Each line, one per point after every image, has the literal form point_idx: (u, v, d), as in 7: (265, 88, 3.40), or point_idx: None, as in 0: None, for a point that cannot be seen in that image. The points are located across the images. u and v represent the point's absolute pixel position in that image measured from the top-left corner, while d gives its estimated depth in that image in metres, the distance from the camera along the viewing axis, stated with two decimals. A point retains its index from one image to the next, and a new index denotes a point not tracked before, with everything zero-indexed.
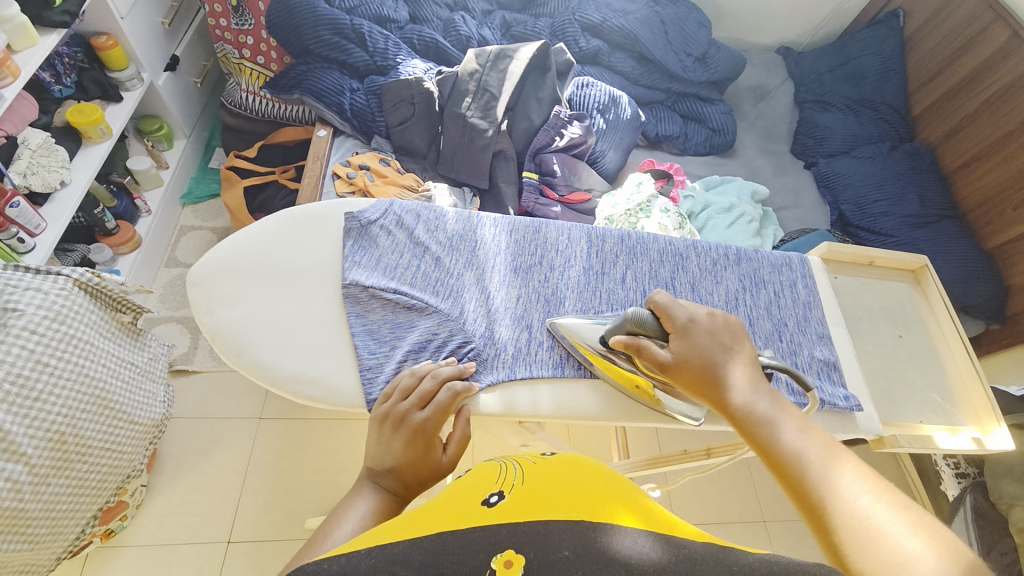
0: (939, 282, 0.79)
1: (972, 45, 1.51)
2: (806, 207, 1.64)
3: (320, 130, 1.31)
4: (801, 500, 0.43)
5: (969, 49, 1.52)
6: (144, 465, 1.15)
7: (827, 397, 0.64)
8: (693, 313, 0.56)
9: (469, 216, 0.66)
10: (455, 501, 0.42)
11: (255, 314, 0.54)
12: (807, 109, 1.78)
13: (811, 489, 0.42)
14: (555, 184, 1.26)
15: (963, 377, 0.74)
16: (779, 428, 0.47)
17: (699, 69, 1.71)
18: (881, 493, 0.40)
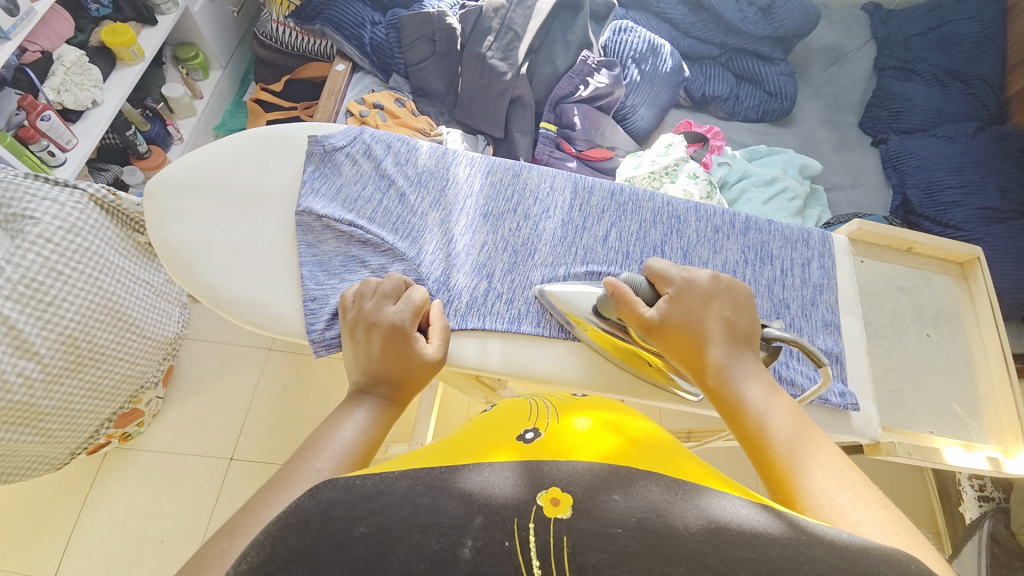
0: (989, 278, 0.68)
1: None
2: (864, 189, 1.46)
3: (339, 64, 1.27)
4: (770, 487, 0.36)
5: None
6: (158, 378, 1.22)
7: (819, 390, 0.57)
8: (691, 276, 0.50)
9: (444, 153, 0.61)
10: (488, 433, 0.40)
11: (205, 233, 0.53)
12: (885, 77, 1.55)
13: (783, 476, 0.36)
14: (573, 138, 1.17)
15: (996, 390, 0.64)
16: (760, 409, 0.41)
17: (763, 21, 1.51)
18: (861, 492, 0.33)
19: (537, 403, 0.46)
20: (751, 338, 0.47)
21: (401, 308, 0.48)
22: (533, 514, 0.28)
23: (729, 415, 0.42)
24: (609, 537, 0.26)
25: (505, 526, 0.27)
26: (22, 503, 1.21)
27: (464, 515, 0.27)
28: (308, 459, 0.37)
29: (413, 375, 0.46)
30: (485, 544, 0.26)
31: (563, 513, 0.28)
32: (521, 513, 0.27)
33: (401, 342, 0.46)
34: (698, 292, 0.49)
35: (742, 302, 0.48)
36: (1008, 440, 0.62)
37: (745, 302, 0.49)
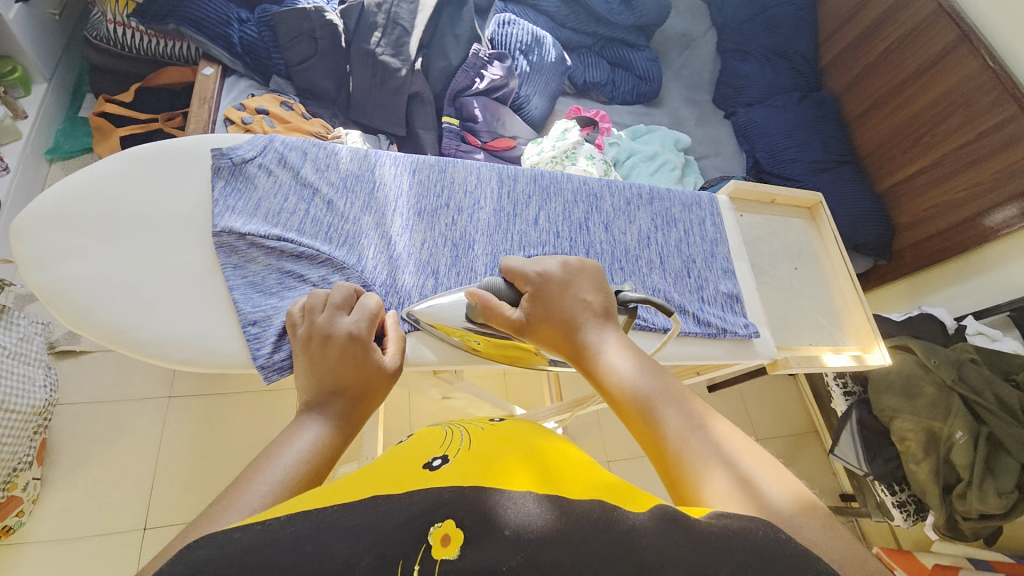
0: (830, 216, 0.85)
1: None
2: (725, 155, 1.71)
3: (205, 68, 1.14)
4: (650, 454, 0.39)
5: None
6: (34, 456, 1.00)
7: (728, 326, 0.68)
8: (544, 264, 0.52)
9: (365, 154, 0.60)
10: (395, 465, 0.40)
11: (96, 271, 0.47)
12: (728, 58, 1.81)
13: (662, 445, 0.38)
14: (477, 130, 1.19)
15: (847, 299, 0.81)
16: (627, 376, 0.43)
17: (626, 12, 1.65)
18: (743, 445, 0.36)
19: (452, 430, 0.48)
20: (609, 310, 0.50)
21: (358, 318, 0.47)
22: (421, 554, 0.28)
23: (603, 391, 0.44)
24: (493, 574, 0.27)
25: (390, 568, 0.27)
26: None
27: (352, 557, 0.27)
28: (240, 493, 0.32)
29: (371, 387, 0.44)
30: None
31: (450, 554, 0.29)
32: (407, 552, 0.28)
33: (359, 350, 0.44)
34: (553, 280, 0.50)
35: (596, 279, 0.52)
36: (865, 339, 0.78)
37: (598, 278, 0.52)
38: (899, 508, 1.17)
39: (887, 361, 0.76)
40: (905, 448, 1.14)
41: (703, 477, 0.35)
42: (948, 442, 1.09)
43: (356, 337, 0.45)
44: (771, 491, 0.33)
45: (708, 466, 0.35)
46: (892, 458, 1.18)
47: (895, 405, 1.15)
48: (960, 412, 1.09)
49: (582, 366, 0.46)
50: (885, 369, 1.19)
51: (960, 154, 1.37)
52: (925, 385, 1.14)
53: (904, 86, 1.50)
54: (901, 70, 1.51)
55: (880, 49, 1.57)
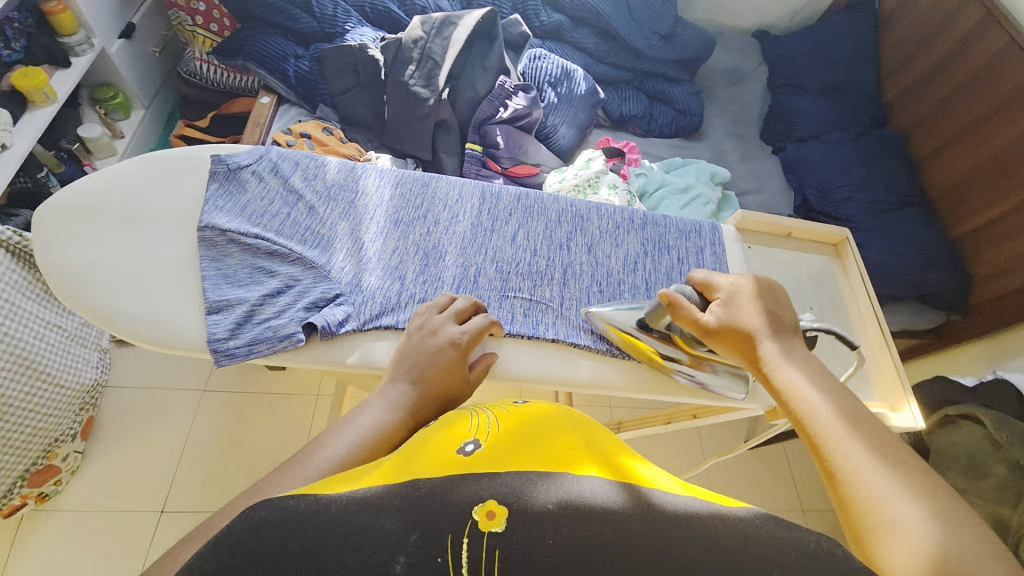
0: (857, 254, 0.77)
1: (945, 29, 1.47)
2: (770, 192, 1.62)
3: (264, 97, 1.29)
4: (820, 460, 0.46)
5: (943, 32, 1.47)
6: (76, 431, 1.11)
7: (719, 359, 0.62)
8: (738, 280, 0.57)
9: (353, 167, 0.64)
10: (429, 446, 0.41)
11: (90, 254, 0.52)
12: (779, 94, 1.74)
13: (839, 458, 0.44)
14: (499, 157, 1.22)
15: (874, 350, 0.72)
16: (811, 393, 0.49)
17: (666, 48, 1.66)
18: (917, 479, 0.41)
19: (477, 412, 0.47)
20: (796, 330, 0.55)
21: (458, 320, 0.53)
22: (469, 527, 0.32)
23: (782, 398, 0.50)
24: (539, 546, 0.31)
25: (439, 542, 0.31)
26: None
27: (400, 532, 0.31)
28: (297, 471, 0.38)
29: (453, 388, 0.49)
30: (418, 560, 0.30)
31: (499, 525, 0.32)
32: (455, 528, 0.31)
33: (449, 354, 0.50)
34: (749, 294, 0.56)
35: (784, 299, 0.56)
36: (893, 397, 0.68)
37: (785, 299, 0.57)
38: None
39: (919, 426, 0.65)
40: None
41: (873, 493, 0.41)
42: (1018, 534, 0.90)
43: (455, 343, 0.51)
44: (901, 516, 0.39)
45: (877, 487, 0.41)
46: None
47: (959, 484, 1.00)
48: None
49: (763, 374, 0.53)
50: (946, 443, 1.04)
51: None
52: (995, 464, 0.97)
53: (979, 124, 1.37)
54: (977, 106, 1.38)
55: (951, 85, 1.45)
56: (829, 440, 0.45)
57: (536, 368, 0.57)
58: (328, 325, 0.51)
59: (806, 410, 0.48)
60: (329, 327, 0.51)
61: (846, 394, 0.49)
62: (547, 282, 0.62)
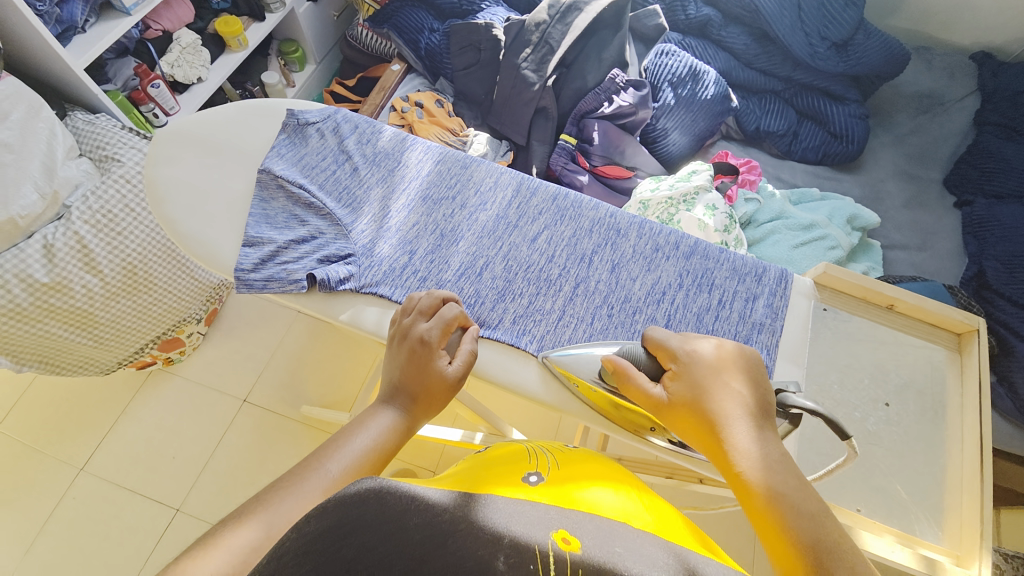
0: (986, 355, 0.58)
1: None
2: (934, 253, 1.29)
3: (396, 64, 1.40)
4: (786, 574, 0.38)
5: None
6: (201, 317, 1.37)
7: None
8: (697, 346, 0.51)
9: (403, 138, 0.67)
10: (500, 470, 0.51)
11: (175, 175, 0.62)
12: (986, 133, 1.36)
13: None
14: (590, 152, 1.18)
15: (964, 482, 0.56)
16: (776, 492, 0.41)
17: (835, 58, 1.40)
18: None
19: (535, 448, 0.58)
20: (770, 413, 0.47)
21: (432, 325, 0.53)
22: (551, 553, 0.32)
23: (746, 502, 0.42)
24: None
25: (530, 553, 0.31)
26: (68, 396, 1.39)
27: (496, 534, 0.32)
28: (321, 461, 0.44)
29: (429, 387, 0.51)
30: (517, 563, 0.30)
31: (574, 549, 0.32)
32: (544, 547, 0.32)
33: (422, 352, 0.51)
34: (705, 367, 0.49)
35: (758, 375, 0.49)
36: (964, 548, 0.53)
37: (758, 374, 0.49)
38: None
39: None
40: None
41: None
42: None
43: (423, 342, 0.52)
44: None
45: None
46: None
47: None
48: None
49: (719, 464, 0.45)
50: None
51: None
52: None
53: None
54: None
55: None
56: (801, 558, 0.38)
57: (505, 376, 0.56)
58: (327, 280, 0.55)
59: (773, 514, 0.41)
60: (328, 282, 0.55)
61: (818, 499, 0.41)
62: (554, 292, 0.59)
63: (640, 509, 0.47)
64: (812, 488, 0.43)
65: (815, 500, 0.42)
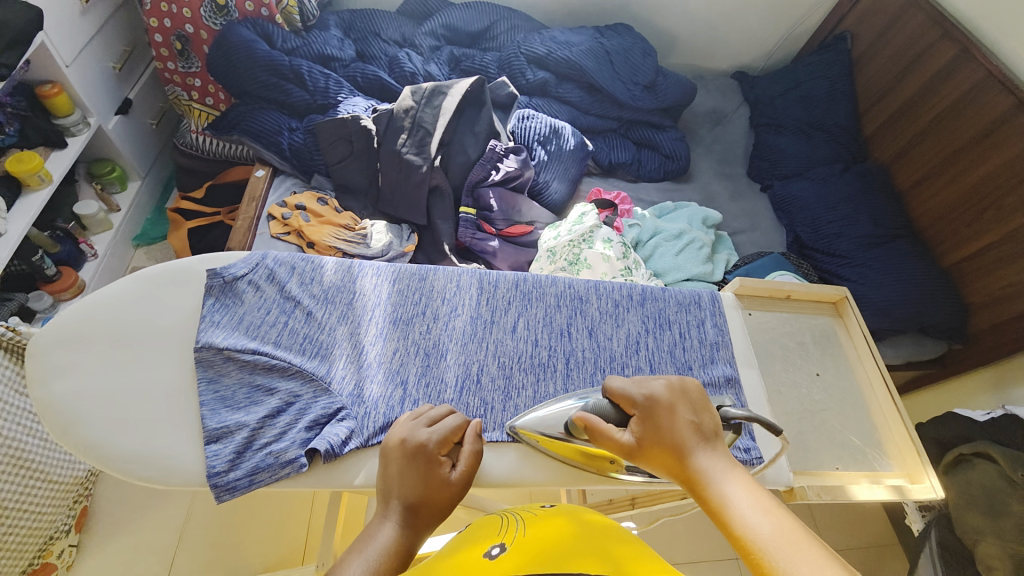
0: (859, 314, 0.77)
1: (919, 63, 1.51)
2: (762, 230, 1.63)
3: (259, 170, 1.31)
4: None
5: (917, 67, 1.51)
6: (71, 524, 1.12)
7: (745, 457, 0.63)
8: (650, 388, 0.58)
9: (349, 267, 0.71)
10: (463, 555, 0.46)
11: (99, 384, 0.61)
12: (761, 133, 1.78)
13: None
14: (493, 219, 1.25)
15: (886, 417, 0.72)
16: (744, 511, 0.47)
17: (648, 97, 1.70)
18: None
19: (507, 518, 0.54)
20: (718, 434, 0.56)
21: (432, 431, 0.58)
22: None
23: (718, 518, 0.49)
24: None
25: None
26: None
27: None
28: None
29: (431, 497, 0.53)
30: None
31: None
32: None
33: (428, 466, 0.55)
34: (662, 405, 0.56)
35: (700, 401, 0.58)
36: (911, 466, 0.68)
37: (703, 401, 0.58)
38: None
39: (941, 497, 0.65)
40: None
41: None
42: None
43: (431, 454, 0.56)
44: None
45: None
46: None
47: (978, 526, 0.98)
48: None
49: (695, 492, 0.52)
50: (961, 481, 1.02)
51: None
52: (1013, 503, 0.95)
53: (956, 157, 1.39)
54: (952, 140, 1.40)
55: (926, 120, 1.48)
56: (765, 559, 0.43)
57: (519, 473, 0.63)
58: (332, 448, 0.58)
59: (741, 531, 0.46)
60: (333, 449, 0.58)
61: (771, 500, 0.47)
62: (549, 373, 0.67)
63: (588, 542, 0.46)
64: (770, 493, 0.49)
65: (769, 499, 0.48)
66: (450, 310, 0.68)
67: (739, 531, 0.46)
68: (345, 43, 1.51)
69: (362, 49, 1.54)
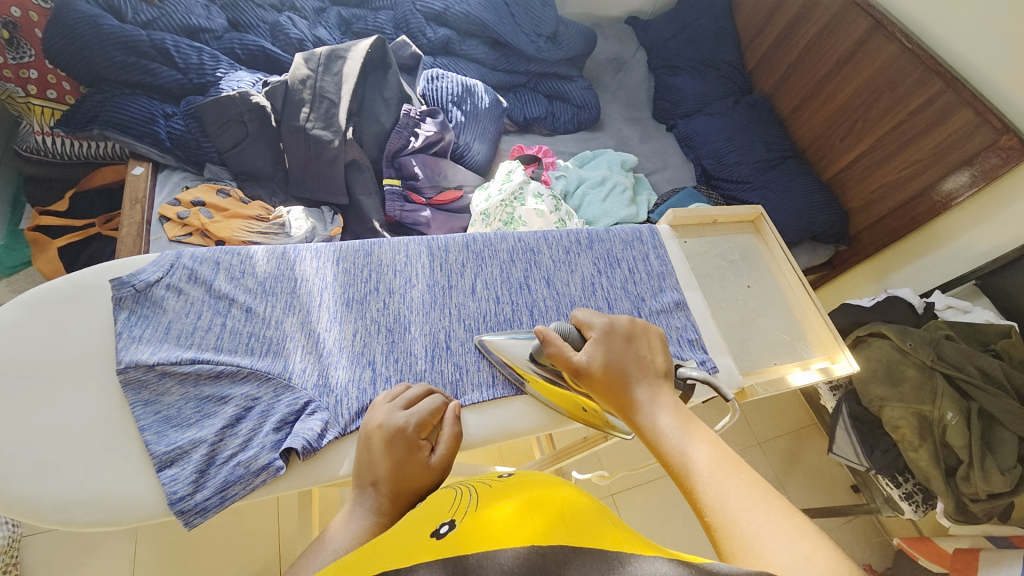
0: (773, 228, 0.85)
1: None
2: (674, 167, 1.73)
3: (135, 167, 1.12)
4: (694, 507, 0.44)
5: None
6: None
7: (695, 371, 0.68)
8: (610, 322, 0.61)
9: (283, 254, 0.70)
10: (408, 531, 0.41)
11: (8, 431, 0.56)
12: (660, 75, 1.86)
13: (703, 499, 0.44)
14: (419, 188, 1.20)
15: (806, 312, 0.81)
16: (683, 441, 0.49)
17: (553, 47, 1.69)
18: (772, 504, 0.41)
19: (461, 491, 0.49)
20: (666, 375, 0.58)
21: (410, 415, 0.58)
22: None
23: (653, 445, 0.51)
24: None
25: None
26: None
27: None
28: None
29: (406, 479, 0.53)
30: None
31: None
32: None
33: (406, 450, 0.54)
34: (620, 337, 0.59)
35: (657, 345, 0.61)
36: (830, 348, 0.78)
37: (659, 344, 0.61)
38: (907, 500, 1.17)
39: (856, 369, 0.74)
40: (900, 436, 1.13)
41: (746, 549, 0.38)
42: (941, 423, 1.08)
43: (408, 437, 0.55)
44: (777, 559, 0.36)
45: (756, 540, 0.39)
46: (890, 448, 1.18)
47: (882, 394, 1.14)
48: (947, 393, 1.09)
49: (632, 420, 0.54)
50: (865, 358, 1.19)
51: (894, 135, 1.38)
52: (906, 369, 1.13)
53: (828, 79, 1.55)
54: (823, 64, 1.56)
55: (800, 47, 1.63)
56: (697, 486, 0.45)
57: (500, 428, 0.65)
58: (308, 443, 0.57)
59: (677, 462, 0.48)
60: (309, 444, 0.57)
61: (712, 433, 0.49)
62: (513, 327, 0.69)
63: (546, 508, 0.41)
64: (706, 427, 0.51)
65: (706, 430, 0.50)
66: (403, 282, 0.69)
67: (674, 462, 0.48)
68: (212, 10, 1.31)
69: (234, 17, 1.35)
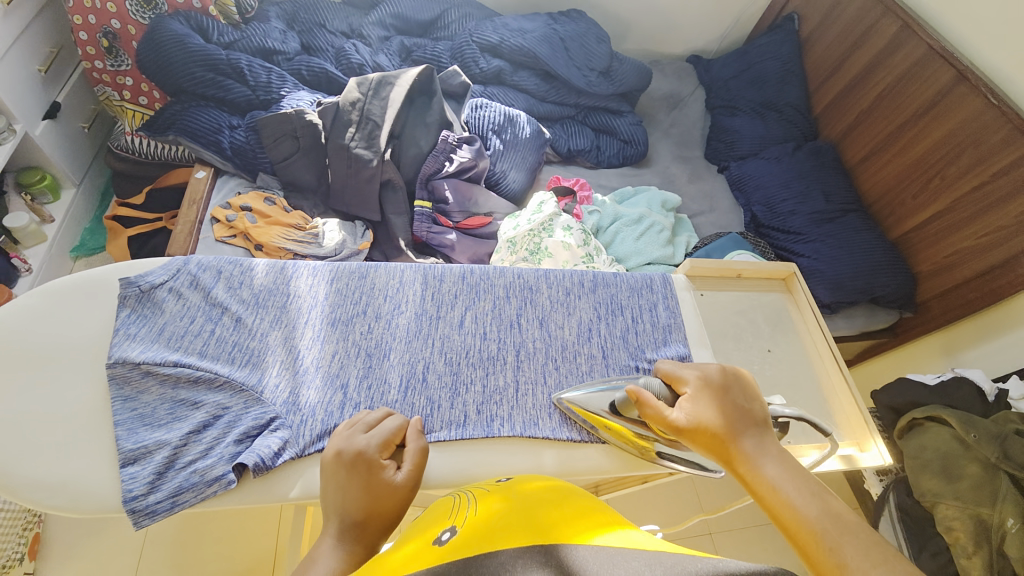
0: (807, 289, 0.79)
1: (864, 41, 1.54)
2: (721, 211, 1.66)
3: (199, 171, 1.24)
4: (816, 566, 0.42)
5: (863, 44, 1.54)
6: (25, 550, 1.08)
7: None
8: (701, 374, 0.63)
9: (280, 269, 0.74)
10: (414, 539, 0.43)
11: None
12: (717, 115, 1.80)
13: (825, 560, 0.41)
14: (449, 211, 1.23)
15: (836, 388, 0.74)
16: (789, 491, 0.48)
17: (604, 82, 1.69)
18: (894, 563, 0.38)
19: (461, 497, 0.54)
20: (764, 423, 0.58)
21: (371, 436, 0.59)
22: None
23: (758, 495, 0.50)
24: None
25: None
26: None
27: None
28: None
29: (374, 503, 0.53)
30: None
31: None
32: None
33: (368, 470, 0.55)
34: (712, 386, 0.61)
35: (748, 391, 0.61)
36: (859, 434, 0.71)
37: (751, 390, 0.62)
38: None
39: (887, 462, 0.67)
40: (953, 540, 0.99)
41: None
42: (1001, 531, 0.92)
43: (370, 458, 0.57)
44: None
45: None
46: (941, 552, 1.03)
47: (934, 488, 1.01)
48: (1012, 498, 0.93)
49: (737, 471, 0.53)
50: (916, 445, 1.06)
51: (976, 197, 1.24)
52: (967, 465, 0.98)
53: (902, 130, 1.43)
54: (898, 115, 1.44)
55: (874, 95, 1.52)
56: (817, 543, 0.43)
57: (465, 471, 0.64)
58: (262, 461, 0.60)
59: (790, 518, 0.46)
60: (263, 462, 0.60)
61: (820, 486, 0.48)
62: (498, 364, 0.71)
63: (545, 513, 0.44)
64: (817, 480, 0.49)
65: (814, 482, 0.49)
66: (391, 309, 0.72)
67: (787, 517, 0.46)
68: (288, 35, 1.44)
69: (307, 42, 1.48)
